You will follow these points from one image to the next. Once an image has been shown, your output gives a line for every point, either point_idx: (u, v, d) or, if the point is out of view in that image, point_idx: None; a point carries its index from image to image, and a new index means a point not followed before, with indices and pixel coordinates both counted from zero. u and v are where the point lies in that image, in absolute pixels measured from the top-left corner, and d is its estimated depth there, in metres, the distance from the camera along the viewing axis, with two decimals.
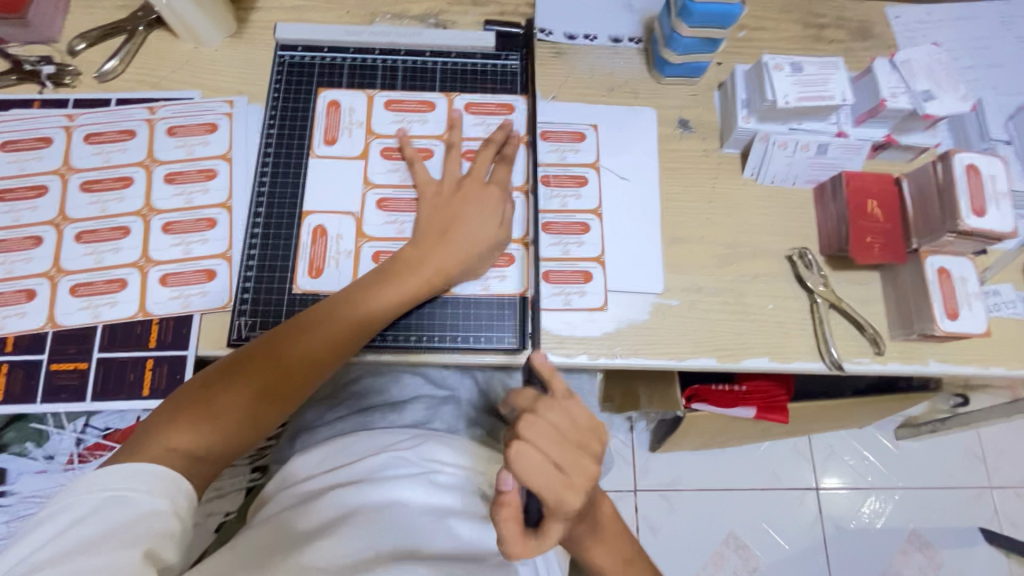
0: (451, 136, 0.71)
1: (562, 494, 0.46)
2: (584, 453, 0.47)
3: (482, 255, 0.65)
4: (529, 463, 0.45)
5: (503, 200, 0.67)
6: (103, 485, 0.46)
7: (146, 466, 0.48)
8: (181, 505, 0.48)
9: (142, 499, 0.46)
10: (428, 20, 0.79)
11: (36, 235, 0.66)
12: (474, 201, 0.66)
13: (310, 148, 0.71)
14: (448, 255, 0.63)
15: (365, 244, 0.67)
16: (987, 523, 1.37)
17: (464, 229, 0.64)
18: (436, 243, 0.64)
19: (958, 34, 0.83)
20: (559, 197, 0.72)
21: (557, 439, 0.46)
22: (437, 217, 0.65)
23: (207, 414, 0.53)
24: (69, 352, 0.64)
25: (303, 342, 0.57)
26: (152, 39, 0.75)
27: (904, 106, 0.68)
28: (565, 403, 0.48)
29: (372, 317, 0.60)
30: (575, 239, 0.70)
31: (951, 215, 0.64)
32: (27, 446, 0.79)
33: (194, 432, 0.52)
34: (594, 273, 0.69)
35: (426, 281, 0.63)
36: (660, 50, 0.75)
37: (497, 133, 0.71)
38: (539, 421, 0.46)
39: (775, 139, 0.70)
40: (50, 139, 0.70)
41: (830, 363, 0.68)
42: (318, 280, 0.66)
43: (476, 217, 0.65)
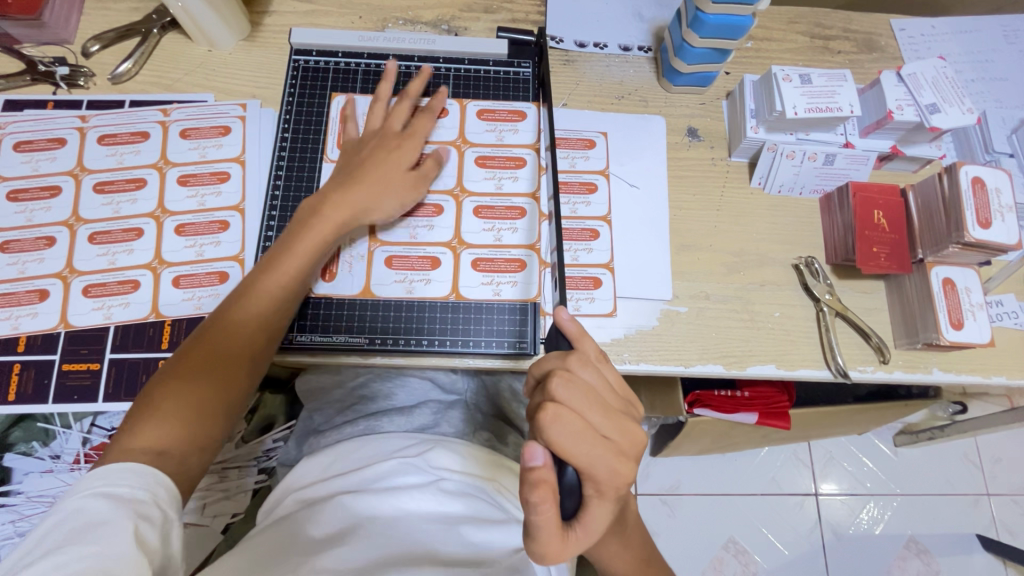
0: (380, 92, 0.71)
1: (607, 464, 0.44)
2: (629, 418, 0.46)
3: (385, 195, 0.65)
4: (567, 431, 0.43)
5: (414, 150, 0.68)
6: (83, 487, 0.46)
7: (123, 465, 0.48)
8: (162, 495, 0.48)
9: (125, 491, 0.46)
10: (440, 26, 0.79)
11: (49, 236, 0.67)
12: (383, 152, 0.66)
13: (322, 152, 0.72)
14: (354, 196, 0.64)
15: (378, 248, 0.68)
16: (983, 530, 1.38)
17: (374, 173, 0.65)
18: (341, 189, 0.64)
19: (962, 47, 0.85)
20: (569, 204, 0.73)
21: (599, 404, 0.45)
22: (347, 169, 0.66)
23: (159, 413, 0.53)
24: (82, 352, 0.64)
25: (233, 327, 0.58)
26: (166, 42, 0.76)
27: (911, 118, 0.69)
28: (598, 364, 0.48)
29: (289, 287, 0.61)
30: (585, 246, 0.71)
31: (957, 227, 0.65)
32: (33, 446, 0.80)
33: (166, 425, 0.52)
34: (603, 279, 0.70)
35: (336, 226, 0.63)
36: (670, 59, 0.75)
37: (429, 99, 0.72)
38: (575, 380, 0.45)
39: (783, 149, 0.71)
40: (64, 140, 0.70)
41: (836, 371, 0.68)
42: (332, 283, 0.67)
43: (390, 164, 0.66)
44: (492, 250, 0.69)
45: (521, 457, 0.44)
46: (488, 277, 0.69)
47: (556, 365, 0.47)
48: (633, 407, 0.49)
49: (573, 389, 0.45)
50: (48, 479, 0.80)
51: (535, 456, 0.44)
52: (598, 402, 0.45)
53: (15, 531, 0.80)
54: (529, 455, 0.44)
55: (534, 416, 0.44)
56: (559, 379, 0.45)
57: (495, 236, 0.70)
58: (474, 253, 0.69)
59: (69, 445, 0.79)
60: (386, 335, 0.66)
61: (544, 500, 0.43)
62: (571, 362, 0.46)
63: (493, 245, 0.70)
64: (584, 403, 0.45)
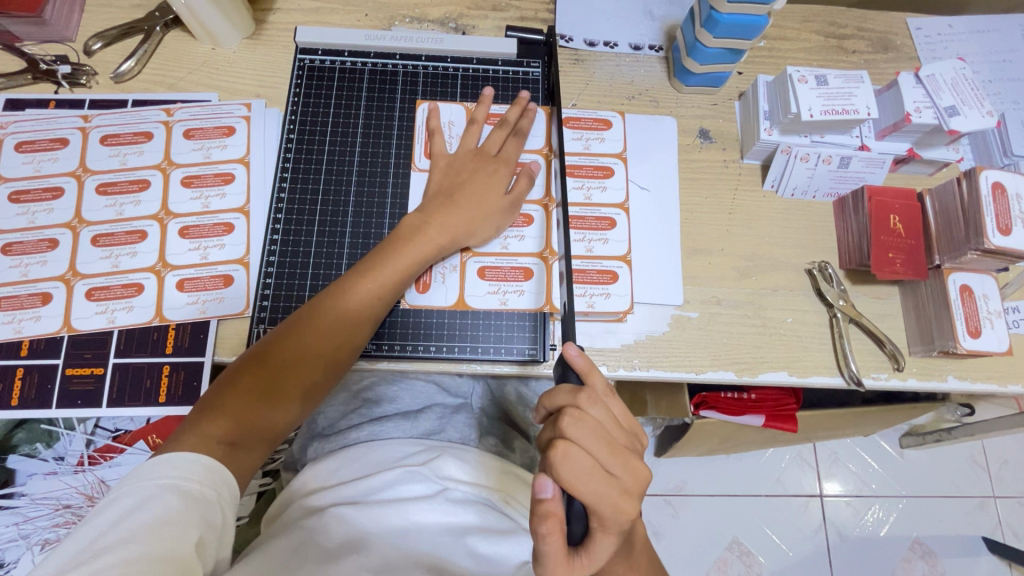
0: (476, 111, 0.71)
1: (613, 500, 0.44)
2: (634, 455, 0.46)
3: (490, 219, 0.65)
4: (576, 468, 0.43)
5: (508, 176, 0.67)
6: (152, 474, 0.47)
7: (191, 456, 0.49)
8: (226, 498, 0.49)
9: (194, 488, 0.47)
10: (448, 24, 0.78)
11: (52, 237, 0.66)
12: (481, 171, 0.66)
13: (411, 162, 0.70)
14: (453, 219, 0.63)
15: (471, 259, 0.67)
16: (989, 533, 1.37)
17: (471, 196, 0.65)
18: (444, 209, 0.63)
19: (979, 47, 0.83)
20: (583, 189, 0.71)
21: (606, 441, 0.44)
22: (446, 184, 0.66)
23: (237, 405, 0.53)
24: (86, 356, 0.63)
25: (308, 339, 0.57)
26: (169, 40, 0.74)
27: (929, 120, 0.68)
28: (606, 399, 0.46)
29: (378, 296, 0.60)
30: (601, 235, 0.69)
31: (976, 233, 0.63)
32: (37, 447, 0.79)
33: (229, 422, 0.52)
34: (620, 273, 0.68)
35: (426, 256, 0.62)
36: (682, 59, 0.74)
37: (512, 111, 0.70)
38: (585, 418, 0.44)
39: (798, 152, 0.70)
40: (66, 140, 0.69)
41: (849, 377, 0.67)
42: (425, 295, 0.66)
43: (485, 185, 0.66)
44: (499, 257, 0.67)
45: (531, 488, 0.44)
46: (495, 286, 0.67)
47: (566, 402, 0.46)
48: (638, 441, 0.48)
49: (583, 429, 0.44)
50: (52, 481, 0.80)
51: (544, 489, 0.43)
52: (605, 441, 0.44)
53: (18, 534, 0.80)
54: (537, 487, 0.43)
55: (544, 452, 0.44)
56: (569, 417, 0.44)
57: (503, 243, 0.68)
58: (480, 262, 0.67)
59: (73, 446, 0.79)
60: (392, 340, 0.65)
61: (553, 532, 0.42)
62: (581, 399, 0.45)
63: (499, 253, 0.68)
64: (592, 441, 0.44)
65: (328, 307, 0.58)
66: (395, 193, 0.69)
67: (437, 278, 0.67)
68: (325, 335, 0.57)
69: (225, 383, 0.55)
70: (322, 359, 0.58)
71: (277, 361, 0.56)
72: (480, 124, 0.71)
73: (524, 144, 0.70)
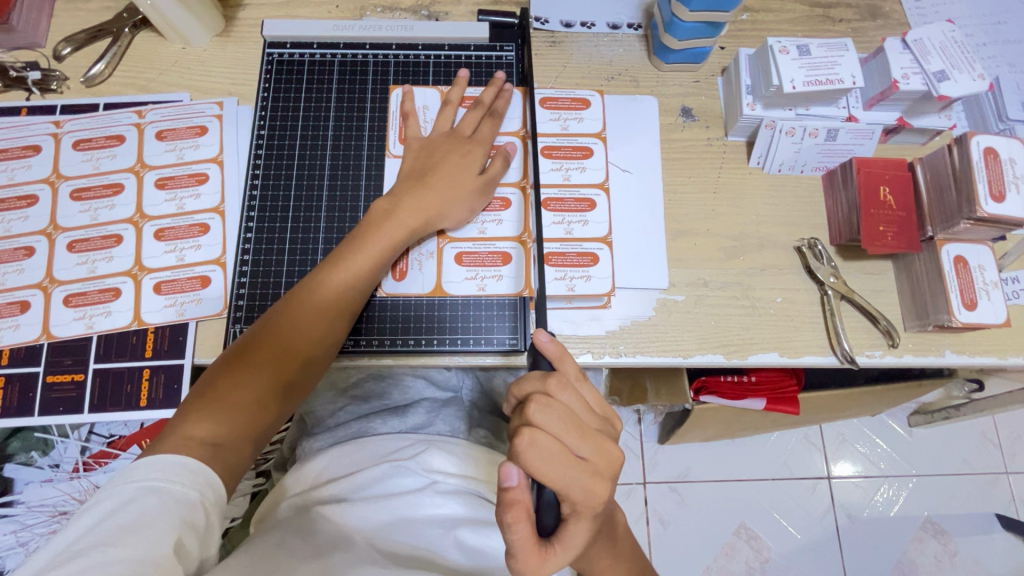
0: (449, 93, 0.69)
1: (584, 485, 0.43)
2: (605, 437, 0.45)
3: (465, 202, 0.64)
4: (545, 454, 0.42)
5: (484, 156, 0.66)
6: (134, 477, 0.46)
7: (174, 458, 0.48)
8: (210, 498, 0.48)
9: (175, 490, 0.46)
10: (420, 12, 0.76)
11: (28, 245, 0.66)
12: (455, 154, 0.65)
13: (385, 148, 0.69)
14: (425, 201, 0.62)
15: (448, 246, 0.66)
16: (1003, 510, 1.34)
17: (444, 175, 0.63)
18: (417, 193, 0.62)
19: (972, 9, 0.80)
20: (562, 169, 0.70)
21: (576, 425, 0.44)
22: (418, 166, 0.64)
23: (219, 405, 0.52)
24: (66, 363, 0.63)
25: (287, 334, 0.56)
26: (138, 41, 0.73)
27: (918, 87, 0.65)
28: (576, 384, 0.46)
29: (353, 284, 0.59)
30: (580, 217, 0.68)
31: (969, 201, 0.61)
32: (33, 455, 0.80)
33: (209, 422, 0.51)
34: (601, 255, 0.67)
35: (399, 241, 0.61)
36: (661, 36, 0.72)
37: (487, 93, 0.69)
38: (553, 404, 0.44)
39: (782, 126, 0.67)
40: (39, 147, 0.69)
41: (842, 356, 0.66)
42: (402, 283, 0.65)
43: (458, 164, 0.64)
44: (476, 242, 0.66)
45: (496, 477, 0.43)
46: (473, 271, 0.66)
47: (535, 388, 0.45)
48: (610, 424, 0.48)
49: (552, 415, 0.43)
50: (47, 488, 0.80)
51: (509, 477, 0.43)
52: (575, 425, 0.44)
53: (17, 542, 0.80)
54: (502, 476, 0.42)
55: (512, 441, 0.43)
56: (537, 404, 0.43)
57: (481, 228, 0.67)
58: (457, 247, 0.66)
59: (68, 453, 0.79)
60: (370, 335, 0.64)
61: (518, 520, 0.42)
62: (550, 385, 0.45)
63: (477, 238, 0.66)
64: (561, 426, 0.43)
65: (304, 299, 0.57)
66: (368, 184, 0.68)
67: (413, 266, 0.65)
68: (304, 328, 0.57)
69: (204, 385, 0.54)
70: (302, 352, 0.57)
71: (258, 358, 0.55)
72: (455, 107, 0.70)
73: (501, 126, 0.68)
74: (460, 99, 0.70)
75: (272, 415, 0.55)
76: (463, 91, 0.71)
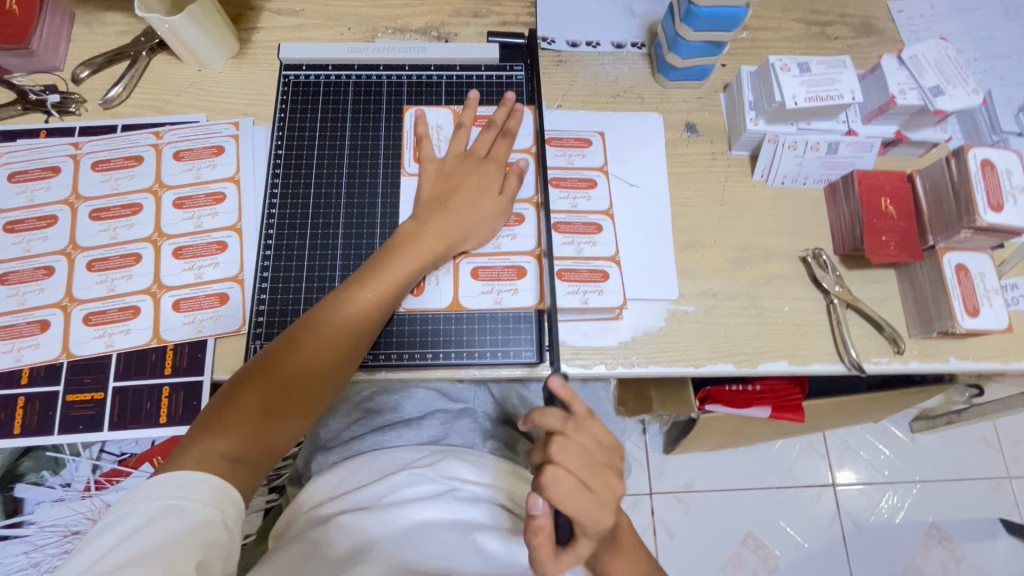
0: (463, 114, 0.71)
1: (594, 516, 0.49)
2: (611, 471, 0.50)
3: (484, 225, 0.66)
4: (563, 490, 0.47)
5: (499, 175, 0.67)
6: (155, 495, 0.47)
7: (194, 472, 0.48)
8: (231, 515, 0.49)
9: (196, 509, 0.47)
10: (430, 33, 0.78)
11: (48, 265, 0.66)
12: (473, 174, 0.66)
13: (401, 167, 0.71)
14: (446, 225, 0.64)
15: (464, 260, 0.68)
16: (1007, 515, 1.35)
17: (464, 201, 0.65)
18: (437, 214, 0.64)
19: (961, 26, 0.83)
20: (569, 198, 0.71)
21: (588, 461, 0.49)
22: (437, 188, 0.66)
23: (240, 420, 0.53)
24: (85, 381, 0.63)
25: (309, 351, 0.57)
26: (156, 64, 0.75)
27: (914, 102, 0.68)
28: (590, 423, 0.50)
29: (375, 306, 0.60)
30: (589, 239, 0.70)
31: (969, 211, 0.63)
32: (43, 475, 0.78)
33: (232, 437, 0.52)
34: (611, 272, 0.68)
35: (422, 264, 0.62)
36: (664, 55, 0.74)
37: (499, 113, 0.71)
38: (571, 445, 0.48)
39: (785, 140, 0.70)
40: (58, 168, 0.70)
41: (850, 363, 0.67)
42: (420, 298, 0.66)
43: (478, 188, 0.66)
44: (491, 257, 0.68)
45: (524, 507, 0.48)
46: (489, 284, 0.67)
47: (554, 428, 0.49)
48: (615, 453, 0.53)
49: (570, 454, 0.48)
50: (59, 507, 0.80)
51: (535, 506, 0.48)
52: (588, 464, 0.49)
53: (28, 563, 0.80)
54: (529, 505, 0.48)
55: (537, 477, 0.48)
56: (558, 445, 0.48)
57: (496, 242, 0.68)
58: (473, 262, 0.68)
59: (80, 472, 0.78)
60: (387, 349, 0.65)
61: (543, 544, 0.47)
62: (569, 427, 0.49)
63: (492, 253, 0.68)
64: (577, 464, 0.48)
65: (326, 318, 0.58)
66: (384, 202, 0.70)
67: (430, 281, 0.67)
68: (326, 347, 0.58)
69: (226, 398, 0.54)
70: (322, 372, 0.57)
71: (277, 374, 0.56)
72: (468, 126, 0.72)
73: (513, 144, 0.70)
74: (473, 119, 0.72)
75: (289, 433, 0.56)
76: (475, 112, 0.73)
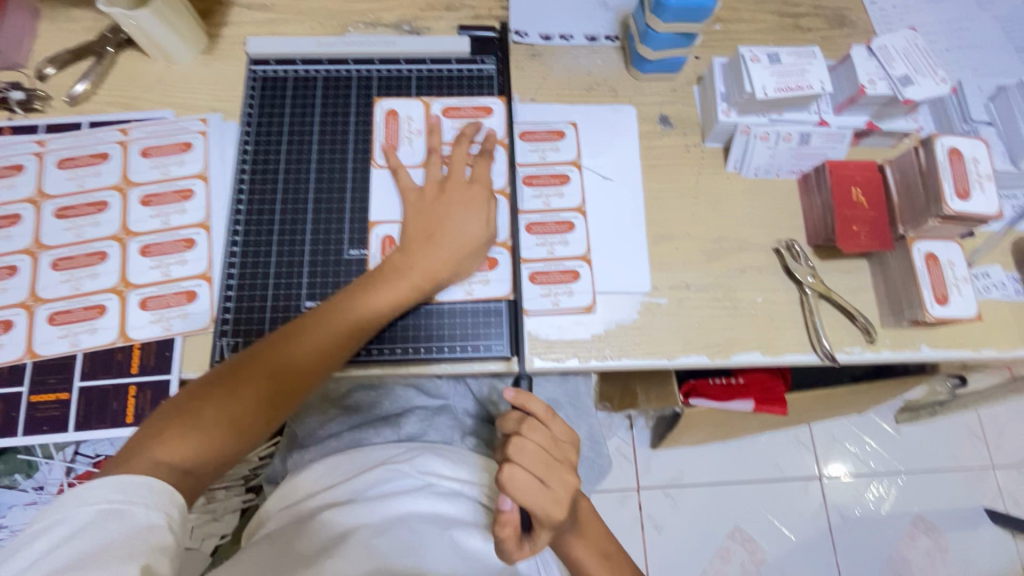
0: (430, 140, 0.69)
1: (556, 513, 0.51)
2: (569, 469, 0.52)
3: (471, 257, 0.64)
4: (518, 489, 0.49)
5: (486, 202, 0.65)
6: (95, 499, 0.45)
7: (143, 479, 0.47)
8: (176, 517, 0.48)
9: (139, 512, 0.46)
10: (402, 27, 0.78)
11: (11, 265, 0.65)
12: (457, 202, 0.64)
13: (371, 159, 0.71)
14: (437, 260, 0.61)
15: None
16: (990, 504, 1.36)
17: (451, 234, 0.62)
18: (423, 245, 0.62)
19: (933, 17, 0.83)
20: (542, 197, 0.71)
21: (545, 457, 0.51)
22: (423, 221, 0.63)
23: (195, 425, 0.52)
24: (49, 382, 0.62)
25: (280, 369, 0.56)
26: (122, 60, 0.74)
27: (883, 92, 0.68)
28: (547, 419, 0.52)
29: (366, 320, 0.59)
30: (561, 238, 0.70)
31: (936, 200, 0.63)
32: (15, 478, 0.76)
33: (185, 443, 0.51)
34: (581, 272, 0.68)
35: (412, 291, 0.61)
36: (637, 47, 0.74)
37: (471, 129, 0.69)
38: (527, 442, 0.50)
39: (756, 132, 0.70)
40: (22, 166, 0.69)
41: (823, 353, 0.67)
42: None
43: (463, 218, 0.63)
44: None
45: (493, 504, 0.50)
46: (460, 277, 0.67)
47: (510, 423, 0.52)
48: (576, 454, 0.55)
49: (525, 450, 0.50)
50: (30, 510, 0.80)
51: (496, 512, 0.49)
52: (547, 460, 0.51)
53: None
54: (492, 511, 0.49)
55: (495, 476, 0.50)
56: (512, 441, 0.50)
57: None
58: None
59: (53, 475, 0.76)
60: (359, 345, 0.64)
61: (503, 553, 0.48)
62: (523, 424, 0.51)
63: None
64: (536, 460, 0.50)
65: (305, 338, 0.57)
66: (354, 197, 0.69)
67: None
68: (298, 368, 0.56)
69: (188, 400, 0.54)
70: (290, 393, 0.56)
71: (244, 384, 0.54)
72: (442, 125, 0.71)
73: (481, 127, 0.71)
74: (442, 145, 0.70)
75: (257, 432, 0.55)
76: (450, 108, 0.73)
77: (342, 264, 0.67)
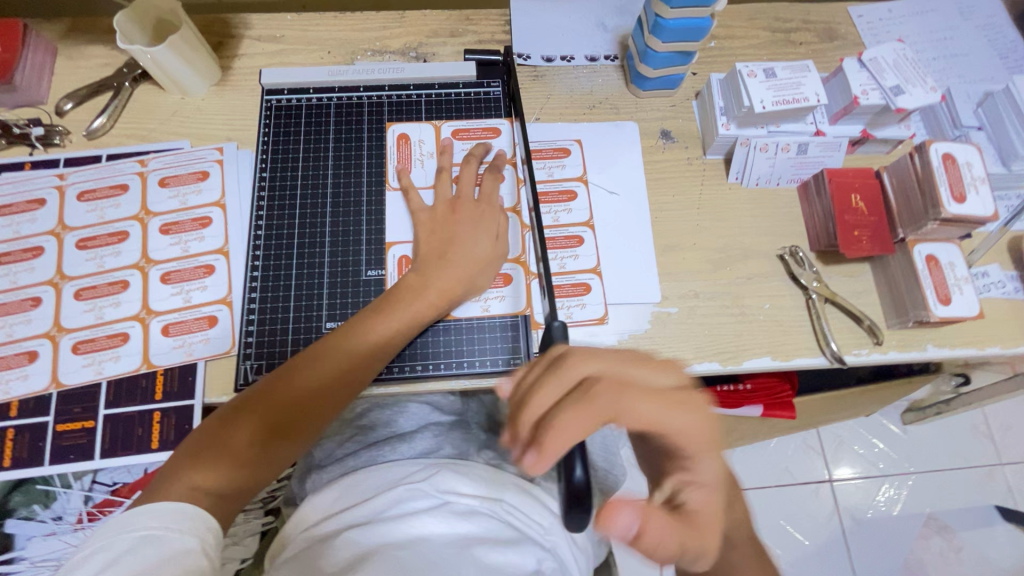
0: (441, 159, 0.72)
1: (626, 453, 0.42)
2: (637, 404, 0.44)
3: (483, 272, 0.65)
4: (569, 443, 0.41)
5: (495, 217, 0.67)
6: (133, 527, 0.47)
7: (176, 505, 0.49)
8: (210, 542, 0.49)
9: (175, 538, 0.47)
10: (409, 54, 0.80)
11: (35, 296, 0.67)
12: (467, 221, 0.66)
13: (385, 182, 0.73)
14: (449, 280, 0.63)
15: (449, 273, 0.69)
16: (1002, 501, 1.37)
17: (462, 250, 0.64)
18: (434, 264, 0.63)
19: (918, 28, 0.86)
20: (551, 212, 0.73)
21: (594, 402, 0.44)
22: (435, 241, 0.65)
23: (222, 454, 0.53)
24: (75, 411, 0.63)
25: (301, 394, 0.57)
26: (139, 93, 0.76)
27: (876, 102, 0.70)
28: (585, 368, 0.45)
29: (383, 341, 0.60)
30: (571, 252, 0.72)
31: (933, 204, 0.65)
32: (34, 509, 0.77)
33: (215, 471, 0.52)
34: (593, 284, 0.70)
35: (428, 307, 0.62)
36: (636, 66, 0.77)
37: (478, 149, 0.72)
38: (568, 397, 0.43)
39: (756, 143, 0.72)
40: (44, 200, 0.70)
41: (831, 356, 0.68)
42: None
43: (473, 236, 0.65)
44: None
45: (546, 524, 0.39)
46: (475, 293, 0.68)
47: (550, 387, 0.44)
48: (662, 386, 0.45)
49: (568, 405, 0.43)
50: (50, 541, 0.77)
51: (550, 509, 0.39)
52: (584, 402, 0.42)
53: None
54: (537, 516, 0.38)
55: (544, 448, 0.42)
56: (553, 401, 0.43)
57: None
58: None
59: (72, 504, 0.76)
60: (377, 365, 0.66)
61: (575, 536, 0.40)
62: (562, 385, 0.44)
63: None
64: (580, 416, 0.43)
65: (324, 361, 0.58)
66: (370, 218, 0.71)
67: None
68: (318, 392, 0.57)
69: (216, 428, 0.55)
70: (311, 418, 0.57)
71: (267, 410, 0.55)
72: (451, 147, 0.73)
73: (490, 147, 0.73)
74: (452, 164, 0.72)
75: (287, 455, 0.56)
76: (460, 132, 0.75)
77: (360, 284, 0.68)
